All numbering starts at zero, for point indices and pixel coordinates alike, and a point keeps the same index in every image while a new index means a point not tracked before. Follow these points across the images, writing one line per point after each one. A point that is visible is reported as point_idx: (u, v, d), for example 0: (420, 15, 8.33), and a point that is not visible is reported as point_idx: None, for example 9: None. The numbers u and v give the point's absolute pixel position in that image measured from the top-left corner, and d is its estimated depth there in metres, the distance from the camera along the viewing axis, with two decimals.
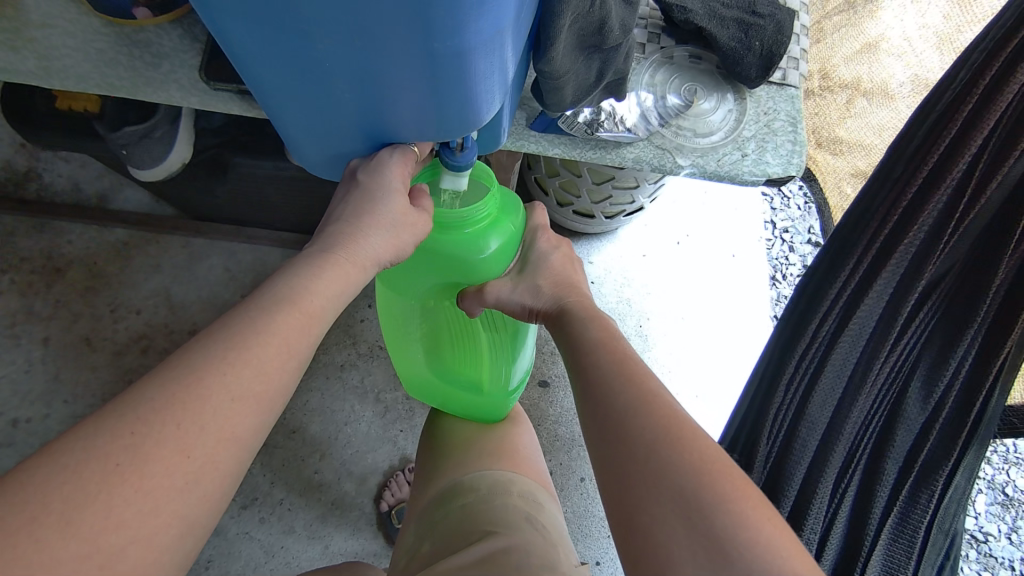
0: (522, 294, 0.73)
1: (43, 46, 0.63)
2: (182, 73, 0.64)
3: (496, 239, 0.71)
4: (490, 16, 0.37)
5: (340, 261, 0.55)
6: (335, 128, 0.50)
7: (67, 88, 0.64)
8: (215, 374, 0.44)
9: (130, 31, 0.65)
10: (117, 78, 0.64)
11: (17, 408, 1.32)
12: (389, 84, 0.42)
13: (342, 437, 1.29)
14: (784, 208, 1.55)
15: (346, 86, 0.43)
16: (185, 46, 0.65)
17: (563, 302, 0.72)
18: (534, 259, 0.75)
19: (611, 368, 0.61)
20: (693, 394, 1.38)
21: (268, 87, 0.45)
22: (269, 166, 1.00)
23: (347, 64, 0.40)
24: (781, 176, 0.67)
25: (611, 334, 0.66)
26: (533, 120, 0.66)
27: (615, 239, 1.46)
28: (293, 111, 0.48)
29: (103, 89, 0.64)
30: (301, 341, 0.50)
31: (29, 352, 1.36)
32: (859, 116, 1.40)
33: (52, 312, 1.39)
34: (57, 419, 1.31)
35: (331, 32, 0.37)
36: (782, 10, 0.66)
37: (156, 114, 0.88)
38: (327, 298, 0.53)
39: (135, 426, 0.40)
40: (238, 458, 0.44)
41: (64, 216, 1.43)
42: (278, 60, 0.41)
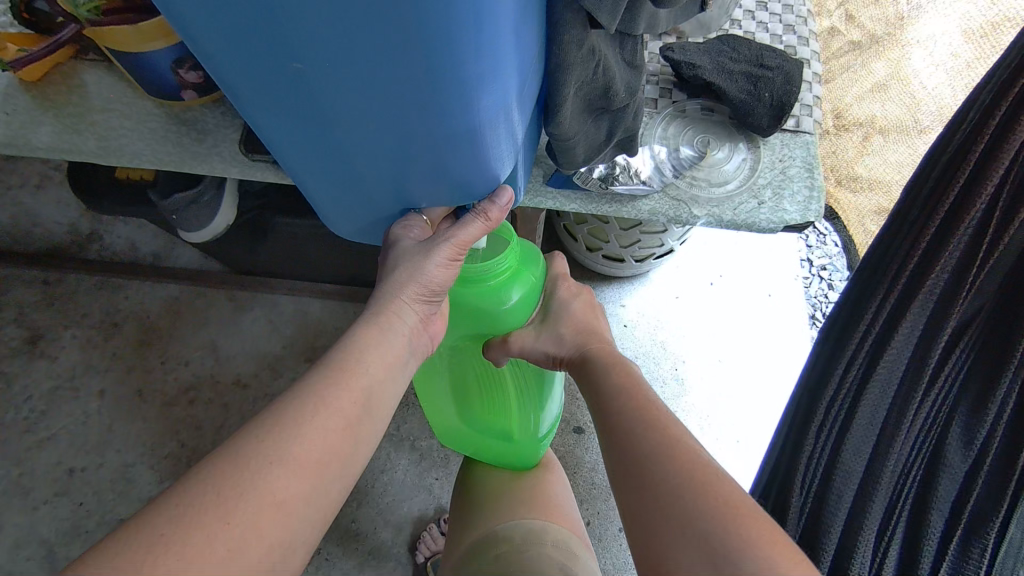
0: (546, 342, 0.74)
1: (102, 128, 0.70)
2: (224, 146, 0.70)
3: (519, 289, 0.73)
4: (495, 92, 0.40)
5: (367, 331, 0.60)
6: (359, 199, 0.53)
7: (121, 164, 0.70)
8: (255, 451, 0.50)
9: (179, 110, 0.71)
10: (167, 153, 0.69)
11: (73, 457, 1.39)
12: (405, 157, 0.45)
13: (378, 486, 1.30)
14: (818, 245, 1.51)
15: (366, 162, 0.46)
16: (227, 122, 0.70)
17: (586, 350, 0.72)
18: (555, 308, 0.77)
19: (635, 412, 0.61)
20: (733, 439, 1.34)
21: (296, 164, 0.49)
22: (307, 225, 1.06)
23: (365, 142, 0.43)
24: (799, 222, 0.67)
25: (636, 380, 0.66)
26: (550, 177, 0.68)
27: (646, 282, 1.46)
28: (317, 184, 0.51)
29: (153, 163, 0.70)
30: (346, 418, 0.54)
31: (86, 404, 1.44)
32: (877, 152, 1.49)
33: (108, 365, 1.47)
34: (110, 468, 1.38)
35: (351, 116, 0.40)
36: (790, 62, 0.67)
37: (203, 180, 0.94)
38: (366, 373, 0.58)
39: (181, 500, 0.46)
40: (284, 527, 0.48)
41: (122, 274, 1.53)
42: (303, 140, 0.45)
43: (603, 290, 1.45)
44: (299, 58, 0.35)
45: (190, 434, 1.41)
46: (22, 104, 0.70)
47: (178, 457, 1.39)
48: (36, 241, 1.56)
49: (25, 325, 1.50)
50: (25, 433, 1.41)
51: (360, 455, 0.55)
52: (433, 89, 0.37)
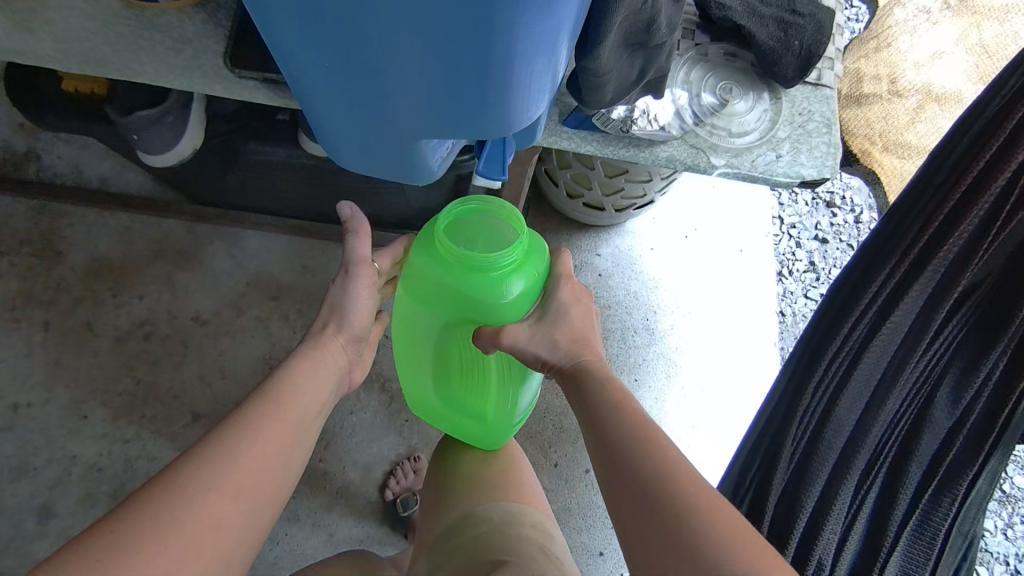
0: (536, 346, 0.74)
1: (61, 29, 0.61)
2: (207, 60, 0.62)
3: (522, 282, 0.73)
4: (550, 19, 0.37)
5: (322, 348, 0.77)
6: (373, 127, 0.49)
7: (87, 73, 0.62)
8: (190, 476, 0.55)
9: (151, 15, 0.62)
10: (139, 64, 0.62)
11: (18, 391, 1.31)
12: (437, 82, 0.41)
13: (347, 426, 1.29)
14: (791, 204, 1.53)
15: (394, 85, 0.43)
16: (209, 32, 0.63)
17: (577, 363, 0.74)
18: (552, 310, 0.75)
19: (634, 436, 0.63)
20: (697, 388, 1.39)
21: (312, 77, 0.44)
22: (280, 153, 0.98)
23: (397, 57, 0.39)
24: (816, 179, 0.69)
25: (630, 403, 0.68)
26: (567, 117, 0.66)
27: (623, 233, 1.46)
28: (334, 106, 0.48)
29: (123, 74, 0.62)
30: (277, 433, 0.63)
31: (29, 336, 1.35)
32: (930, 120, 1.08)
33: (52, 296, 1.38)
34: (59, 403, 1.31)
35: (389, 27, 0.37)
36: (821, 11, 0.69)
37: (168, 99, 0.86)
38: (294, 405, 0.68)
39: (114, 530, 0.50)
40: (218, 549, 0.53)
41: (65, 200, 1.41)
42: (328, 51, 0.41)
43: (580, 240, 1.43)
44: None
45: (146, 370, 1.35)
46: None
47: (135, 395, 1.33)
48: None
49: None
50: None
51: (287, 480, 0.63)
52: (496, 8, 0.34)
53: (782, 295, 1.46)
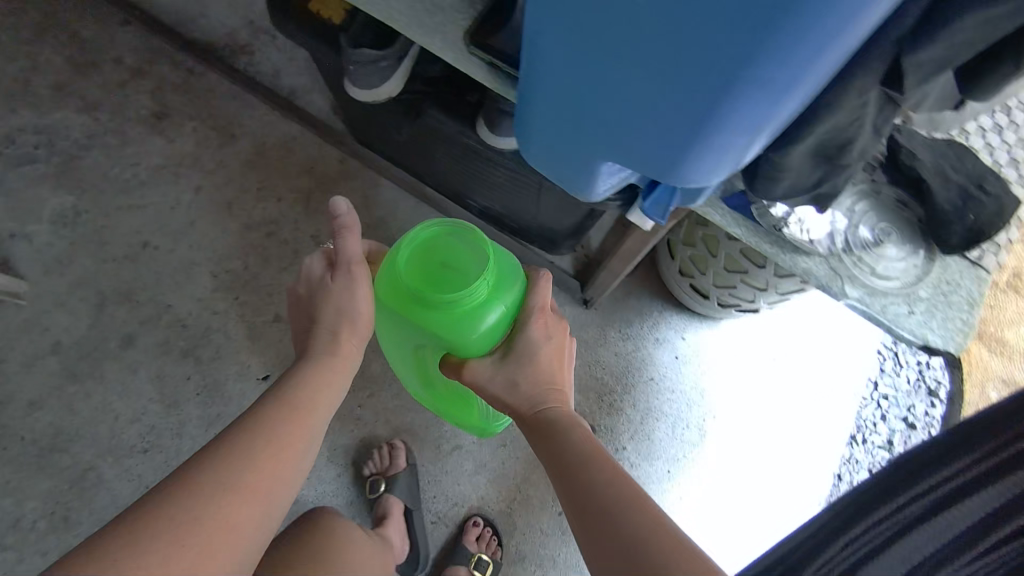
0: (500, 382, 0.90)
1: None
2: (452, 28, 0.67)
3: (495, 312, 0.87)
4: (772, 107, 0.42)
5: (324, 355, 0.86)
6: (573, 141, 0.56)
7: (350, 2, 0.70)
8: (203, 482, 0.64)
9: None
10: (398, 10, 0.67)
11: (152, 233, 1.47)
12: (652, 125, 0.47)
13: (394, 386, 1.36)
14: (892, 374, 1.47)
15: (614, 111, 0.49)
16: (463, 5, 0.67)
17: (540, 410, 0.89)
18: (518, 345, 0.90)
19: (592, 475, 0.76)
20: (723, 502, 1.40)
21: (545, 87, 0.51)
22: (454, 128, 1.07)
23: (630, 94, 0.46)
24: (938, 346, 0.71)
25: (591, 456, 0.81)
26: (728, 195, 0.72)
27: (714, 327, 1.50)
28: (553, 108, 0.53)
29: (381, 15, 0.68)
30: (287, 443, 0.73)
31: (180, 192, 1.52)
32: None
33: (212, 168, 1.55)
34: (179, 257, 1.46)
35: (636, 71, 0.43)
36: (1009, 196, 0.70)
37: (392, 45, 0.96)
38: (304, 412, 0.78)
39: (131, 527, 0.59)
40: (233, 548, 0.62)
41: (257, 95, 1.59)
42: (571, 71, 0.47)
43: (670, 317, 1.50)
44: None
45: (256, 263, 1.48)
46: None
47: (237, 279, 1.46)
48: (198, 30, 1.63)
49: (157, 99, 1.58)
50: (120, 192, 1.49)
51: (292, 484, 0.73)
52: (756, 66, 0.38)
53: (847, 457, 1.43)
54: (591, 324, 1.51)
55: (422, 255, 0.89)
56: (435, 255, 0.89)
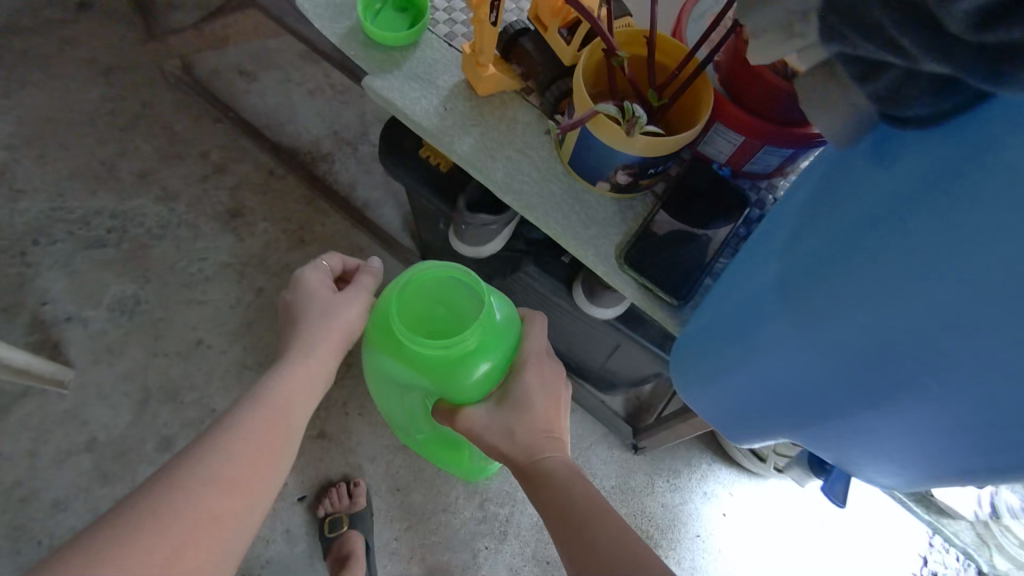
0: (494, 434, 0.81)
1: (512, 166, 0.71)
2: (603, 244, 0.69)
3: (483, 364, 0.80)
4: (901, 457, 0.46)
5: (331, 340, 0.79)
6: (717, 406, 0.61)
7: (511, 205, 0.70)
8: (183, 487, 0.58)
9: (582, 189, 0.71)
10: (555, 220, 0.69)
11: (209, 331, 1.46)
12: (796, 420, 0.52)
13: None
14: (941, 551, 1.47)
15: (762, 396, 0.54)
16: (615, 222, 0.70)
17: (537, 460, 0.78)
18: (513, 394, 0.82)
19: (584, 519, 0.68)
20: None
21: (707, 353, 0.58)
22: (549, 287, 1.08)
23: (784, 394, 0.51)
24: None
25: (591, 510, 0.69)
26: None
27: (758, 481, 1.52)
28: (727, 366, 0.55)
29: (538, 222, 0.69)
30: (271, 428, 0.68)
31: (243, 292, 1.51)
32: None
33: (278, 270, 1.54)
34: (231, 358, 1.45)
35: (796, 376, 0.49)
36: None
37: (506, 211, 0.99)
38: (300, 399, 0.73)
39: (106, 535, 0.53)
40: (215, 542, 0.57)
41: (332, 204, 1.61)
42: (737, 351, 0.54)
43: (715, 464, 1.52)
44: (863, 321, 0.41)
45: None
46: (460, 109, 0.73)
47: None
48: (285, 134, 1.68)
49: (233, 197, 1.60)
50: (184, 285, 1.50)
51: (281, 471, 0.67)
52: (962, 454, 0.40)
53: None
54: (636, 469, 1.51)
55: (437, 300, 0.88)
56: (450, 308, 0.87)
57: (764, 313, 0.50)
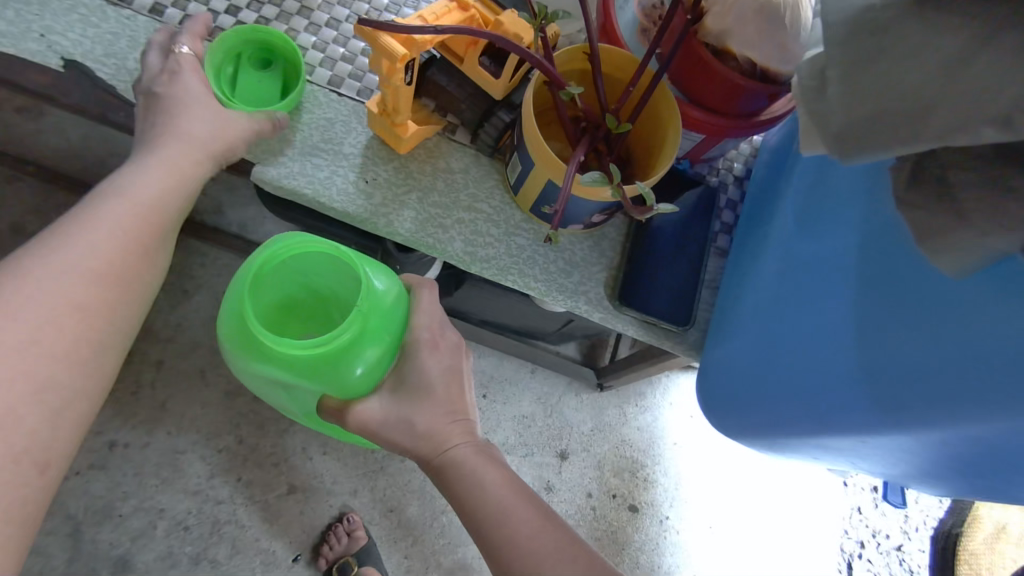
0: (395, 429, 0.64)
1: (468, 230, 0.61)
2: (591, 287, 0.63)
3: (364, 362, 0.61)
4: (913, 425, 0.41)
5: (171, 154, 0.57)
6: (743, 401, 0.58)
7: (482, 275, 0.61)
8: None
9: (549, 232, 0.62)
10: (534, 278, 0.61)
11: (118, 429, 1.16)
12: (818, 395, 0.49)
13: (436, 525, 1.24)
14: None
15: (785, 372, 0.51)
16: (595, 258, 0.63)
17: (446, 452, 0.63)
18: (408, 379, 0.64)
19: (494, 528, 0.57)
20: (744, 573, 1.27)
21: (729, 343, 0.57)
22: (501, 291, 0.97)
23: (805, 369, 0.49)
24: None
25: (510, 506, 0.59)
26: None
27: (670, 389, 1.36)
28: (795, 428, 0.54)
29: (517, 286, 0.61)
30: (65, 298, 0.48)
31: (138, 372, 1.19)
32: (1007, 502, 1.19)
33: (172, 334, 1.21)
34: (157, 452, 1.16)
35: (820, 342, 0.47)
36: None
37: None
38: (110, 245, 0.52)
39: None
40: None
41: (201, 237, 1.24)
42: (754, 329, 0.54)
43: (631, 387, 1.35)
44: (868, 273, 0.43)
45: (250, 431, 1.21)
46: (383, 176, 0.60)
47: (232, 457, 1.19)
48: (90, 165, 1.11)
49: None
50: None
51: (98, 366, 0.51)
52: (995, 466, 0.41)
53: (867, 527, 1.32)
54: (607, 404, 1.33)
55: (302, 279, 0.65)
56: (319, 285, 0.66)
57: (818, 361, 0.48)
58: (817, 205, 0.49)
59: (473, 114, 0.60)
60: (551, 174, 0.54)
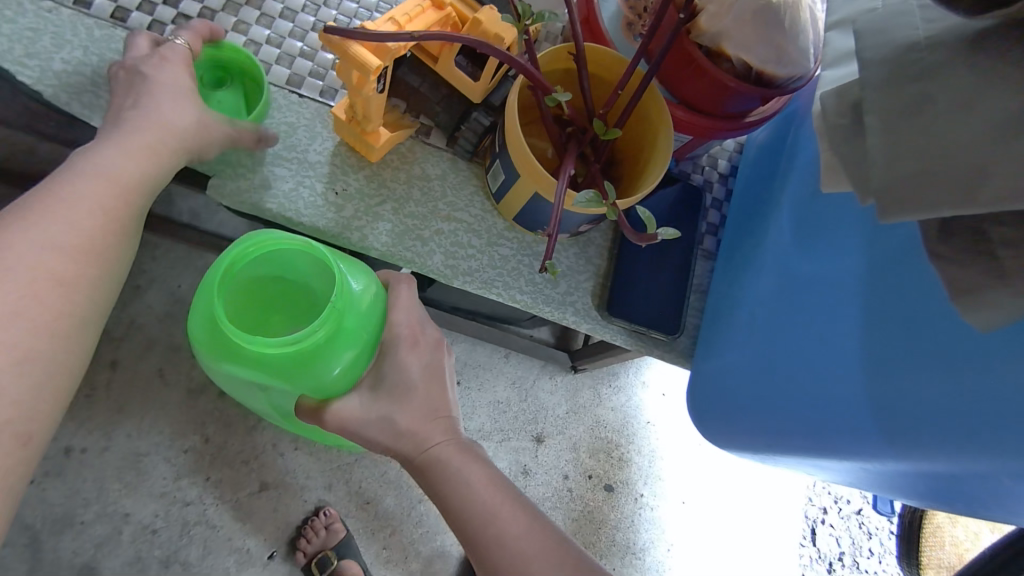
0: (374, 429, 0.56)
1: (449, 241, 0.57)
2: (577, 298, 0.60)
3: (343, 361, 0.54)
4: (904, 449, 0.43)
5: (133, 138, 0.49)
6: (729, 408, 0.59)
7: (464, 288, 0.57)
8: None
9: (532, 240, 0.59)
10: (519, 291, 0.58)
11: (73, 434, 1.06)
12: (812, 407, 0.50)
13: (414, 514, 1.18)
14: None
15: (781, 381, 0.53)
16: (580, 267, 0.61)
17: (427, 452, 0.55)
18: (387, 374, 0.56)
19: (480, 529, 0.51)
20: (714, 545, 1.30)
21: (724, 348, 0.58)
22: None
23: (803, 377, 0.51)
24: None
25: (500, 509, 0.52)
26: None
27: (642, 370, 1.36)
28: (787, 445, 0.54)
29: (502, 299, 0.58)
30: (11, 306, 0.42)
31: (91, 374, 1.08)
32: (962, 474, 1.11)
33: (124, 332, 1.11)
34: (117, 456, 1.07)
35: (821, 355, 0.49)
36: None
37: None
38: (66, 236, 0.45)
39: None
40: None
41: (150, 228, 1.12)
42: (754, 336, 0.55)
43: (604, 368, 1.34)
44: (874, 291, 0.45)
45: (217, 430, 1.12)
46: (353, 186, 0.56)
47: (199, 457, 1.10)
48: None
49: None
50: None
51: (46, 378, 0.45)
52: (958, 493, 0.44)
53: (829, 495, 1.36)
54: (581, 385, 1.33)
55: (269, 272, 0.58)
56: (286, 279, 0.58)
57: (816, 369, 0.50)
58: (815, 220, 0.52)
59: (449, 117, 0.57)
60: (539, 187, 0.51)
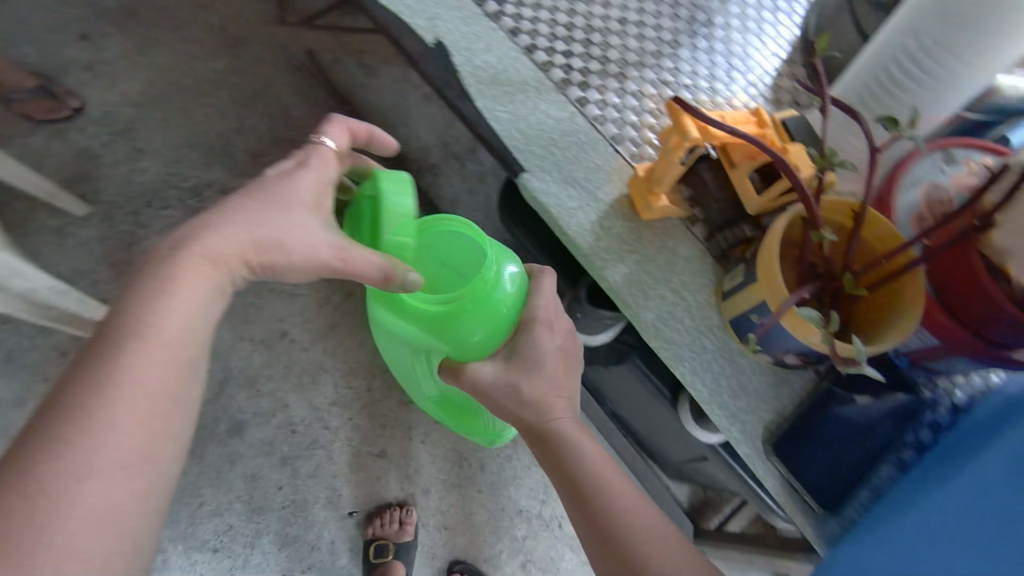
0: (501, 392, 0.64)
1: (666, 310, 0.65)
2: (750, 421, 0.63)
3: (482, 331, 0.66)
4: None
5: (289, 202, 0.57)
6: None
7: (657, 351, 0.65)
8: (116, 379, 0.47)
9: (736, 349, 0.64)
10: (702, 381, 0.63)
11: (292, 323, 1.23)
12: None
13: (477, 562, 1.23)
14: None
15: None
16: (769, 395, 0.64)
17: (550, 423, 0.62)
18: (520, 351, 0.66)
19: (591, 480, 0.58)
20: None
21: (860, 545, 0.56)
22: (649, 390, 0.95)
23: None
24: None
25: (610, 477, 0.58)
26: None
27: None
28: None
29: (685, 378, 0.64)
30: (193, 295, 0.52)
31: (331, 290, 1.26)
32: None
33: None
34: (308, 361, 1.23)
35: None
36: None
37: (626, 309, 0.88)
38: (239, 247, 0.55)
39: (70, 419, 0.45)
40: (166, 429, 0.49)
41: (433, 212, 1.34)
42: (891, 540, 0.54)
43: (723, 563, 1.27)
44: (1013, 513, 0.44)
45: (382, 387, 1.26)
46: (618, 231, 0.67)
47: (358, 399, 1.24)
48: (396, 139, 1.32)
49: None
50: None
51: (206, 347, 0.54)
52: None
53: None
54: None
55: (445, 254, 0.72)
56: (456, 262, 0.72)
57: None
58: (971, 438, 0.52)
59: (720, 217, 0.65)
60: (768, 295, 0.55)
